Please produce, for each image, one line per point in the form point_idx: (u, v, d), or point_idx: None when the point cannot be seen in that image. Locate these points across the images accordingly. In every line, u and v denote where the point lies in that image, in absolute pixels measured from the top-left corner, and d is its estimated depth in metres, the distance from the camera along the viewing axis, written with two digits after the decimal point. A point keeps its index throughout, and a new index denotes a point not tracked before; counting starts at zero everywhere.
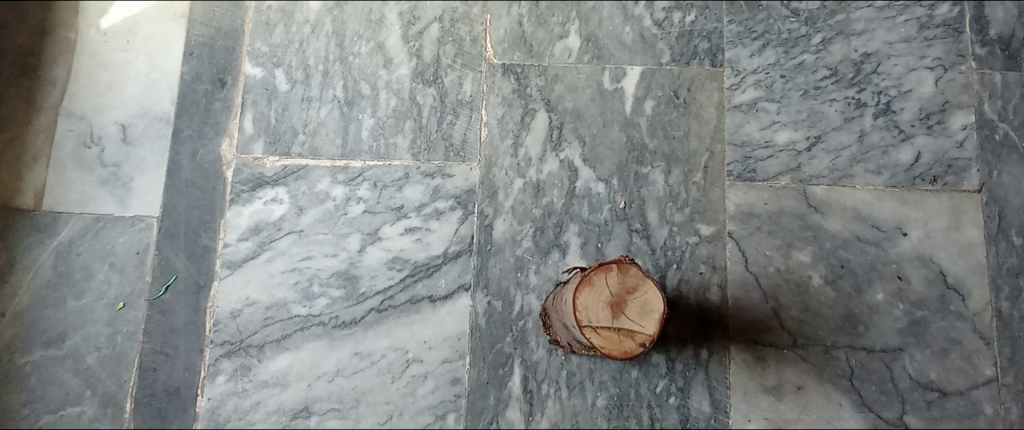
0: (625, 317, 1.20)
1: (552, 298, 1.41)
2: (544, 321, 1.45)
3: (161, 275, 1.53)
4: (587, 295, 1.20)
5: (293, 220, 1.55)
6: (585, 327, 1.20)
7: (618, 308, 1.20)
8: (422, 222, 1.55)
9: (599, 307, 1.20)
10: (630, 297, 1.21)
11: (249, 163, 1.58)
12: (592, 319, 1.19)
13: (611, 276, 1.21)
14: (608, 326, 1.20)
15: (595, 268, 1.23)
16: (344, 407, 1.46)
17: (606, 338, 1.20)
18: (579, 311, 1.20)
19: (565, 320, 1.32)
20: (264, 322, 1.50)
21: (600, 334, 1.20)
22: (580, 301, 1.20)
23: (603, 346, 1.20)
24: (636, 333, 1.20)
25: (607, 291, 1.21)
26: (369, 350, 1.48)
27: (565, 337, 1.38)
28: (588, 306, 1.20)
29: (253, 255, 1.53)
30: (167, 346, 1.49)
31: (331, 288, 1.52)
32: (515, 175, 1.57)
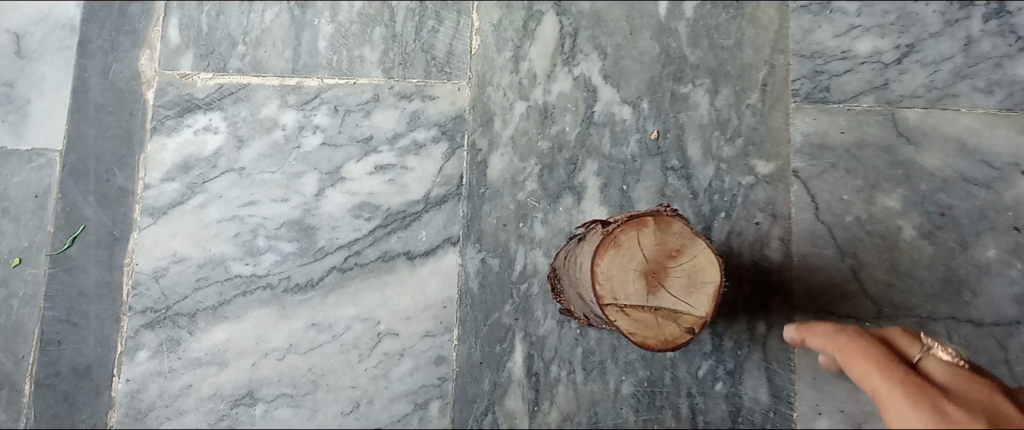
0: (664, 291, 0.87)
1: (562, 259, 1.08)
2: (552, 284, 1.13)
3: (64, 226, 1.20)
4: (611, 261, 0.87)
5: (232, 155, 1.22)
6: (607, 305, 0.88)
7: (656, 280, 0.87)
8: (396, 158, 1.21)
9: (629, 277, 0.87)
10: (671, 263, 0.87)
11: (174, 81, 1.24)
12: (617, 294, 0.87)
13: (646, 233, 0.88)
14: (639, 303, 0.87)
15: (622, 222, 0.89)
16: (297, 393, 1.14)
17: (637, 322, 0.87)
18: (598, 282, 0.87)
19: (582, 290, 0.99)
20: (195, 285, 1.18)
21: (631, 315, 0.87)
22: (602, 269, 0.87)
23: (632, 332, 0.88)
24: (680, 314, 0.87)
25: (638, 255, 0.87)
26: (329, 321, 1.16)
27: (582, 309, 1.05)
28: (612, 277, 0.87)
29: (181, 200, 1.21)
30: (74, 314, 1.17)
31: (280, 241, 1.19)
32: (515, 97, 1.22)
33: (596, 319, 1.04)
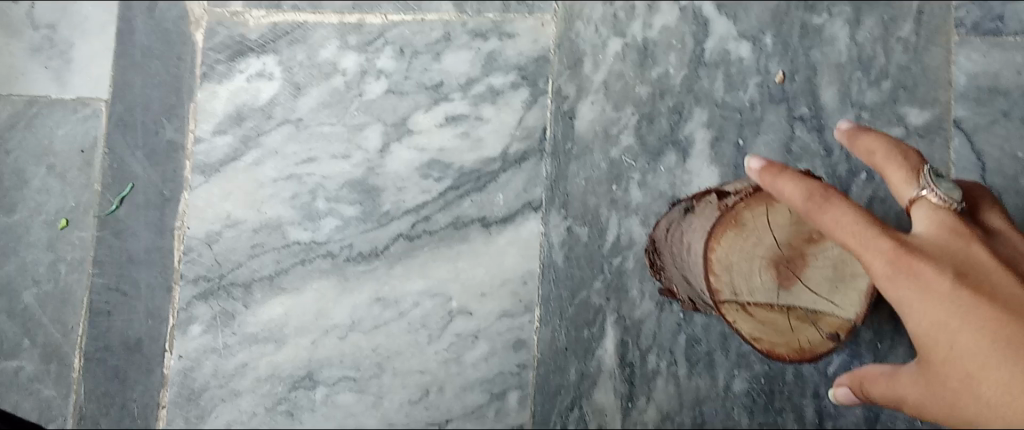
0: (797, 286, 0.76)
1: (663, 228, 0.90)
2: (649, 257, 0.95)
3: (112, 184, 1.10)
4: (731, 247, 0.76)
5: (288, 104, 1.08)
6: (725, 301, 0.77)
7: (788, 272, 0.76)
8: (469, 108, 1.05)
9: (754, 268, 0.76)
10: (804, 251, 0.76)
11: (225, 20, 1.11)
12: (739, 288, 0.76)
13: (777, 213, 0.76)
14: (766, 300, 0.76)
15: (744, 198, 0.77)
16: (361, 377, 1.01)
17: (763, 323, 0.77)
18: (715, 273, 0.76)
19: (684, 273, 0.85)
20: (251, 252, 1.06)
21: (755, 314, 0.77)
22: (720, 257, 0.76)
23: (757, 336, 0.77)
24: (816, 314, 0.77)
25: (767, 240, 0.76)
26: (395, 296, 1.02)
27: (686, 292, 0.88)
28: (733, 268, 0.76)
29: (235, 156, 1.09)
30: (124, 282, 1.07)
31: (341, 203, 1.06)
32: (609, 33, 1.04)
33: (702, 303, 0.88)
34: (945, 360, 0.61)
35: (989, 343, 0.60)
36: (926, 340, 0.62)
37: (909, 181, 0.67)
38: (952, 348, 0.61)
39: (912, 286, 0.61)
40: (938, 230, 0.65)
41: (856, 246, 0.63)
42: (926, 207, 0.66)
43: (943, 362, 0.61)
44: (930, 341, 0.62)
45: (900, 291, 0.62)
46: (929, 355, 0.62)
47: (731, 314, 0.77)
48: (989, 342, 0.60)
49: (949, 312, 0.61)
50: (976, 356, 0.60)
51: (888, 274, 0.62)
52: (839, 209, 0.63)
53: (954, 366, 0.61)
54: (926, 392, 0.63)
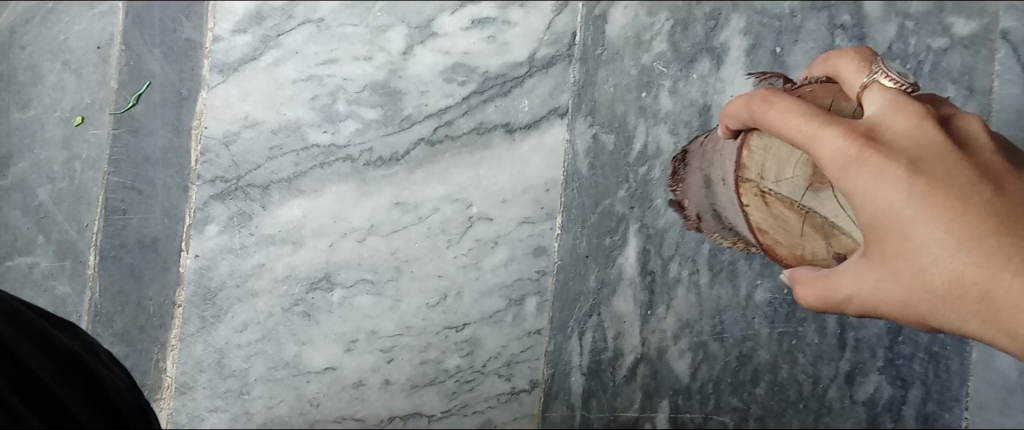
0: (825, 196, 0.64)
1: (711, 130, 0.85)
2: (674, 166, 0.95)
3: (128, 81, 1.07)
4: None
5: (310, 4, 1.05)
6: (748, 180, 0.69)
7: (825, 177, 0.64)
8: (497, 11, 1.02)
9: (792, 157, 0.65)
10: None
11: None
12: (767, 171, 0.67)
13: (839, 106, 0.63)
14: (787, 196, 0.66)
15: (819, 84, 0.67)
16: (379, 280, 1.01)
17: (774, 215, 0.68)
18: (750, 148, 0.69)
19: (718, 168, 0.77)
20: (269, 154, 1.04)
21: (769, 205, 0.68)
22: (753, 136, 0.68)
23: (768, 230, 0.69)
24: (834, 230, 0.64)
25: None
26: (416, 200, 1.01)
27: (698, 200, 0.88)
28: (770, 149, 0.67)
29: (254, 55, 1.06)
30: (140, 181, 1.05)
31: (362, 107, 1.03)
32: None
33: (722, 210, 0.82)
34: (899, 248, 0.54)
35: (945, 231, 0.52)
36: (874, 224, 0.55)
37: (864, 74, 0.61)
38: (907, 236, 0.53)
39: (858, 169, 0.54)
40: (892, 106, 0.57)
41: (797, 136, 0.58)
42: (879, 90, 0.59)
43: (898, 254, 0.54)
44: (880, 228, 0.54)
45: (851, 180, 0.55)
46: (884, 250, 0.55)
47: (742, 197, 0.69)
48: (944, 223, 0.52)
49: (891, 192, 0.53)
50: (930, 240, 0.52)
51: (834, 155, 0.56)
52: (780, 105, 0.60)
53: (909, 254, 0.53)
54: (888, 287, 0.55)
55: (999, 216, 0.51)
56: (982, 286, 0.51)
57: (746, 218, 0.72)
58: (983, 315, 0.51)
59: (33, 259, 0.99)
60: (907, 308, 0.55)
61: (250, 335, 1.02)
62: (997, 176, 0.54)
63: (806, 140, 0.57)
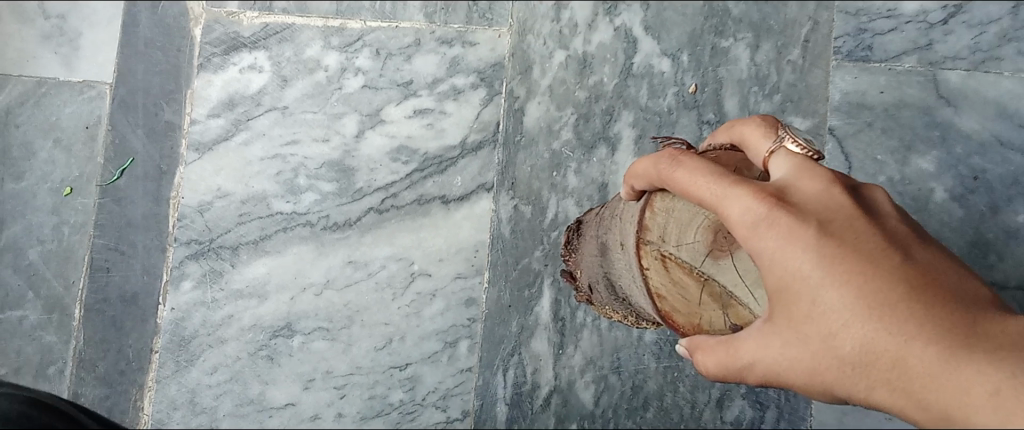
0: (726, 265, 0.62)
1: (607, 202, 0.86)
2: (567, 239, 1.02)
3: (114, 157, 1.24)
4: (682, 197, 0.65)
5: (276, 94, 1.24)
6: (648, 242, 0.65)
7: (724, 244, 0.62)
8: (435, 103, 1.24)
9: (695, 222, 0.64)
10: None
11: (222, 19, 1.27)
12: (668, 234, 0.64)
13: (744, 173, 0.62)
14: (688, 261, 0.63)
15: (721, 151, 0.66)
16: (333, 327, 1.19)
17: (674, 282, 0.64)
18: (653, 209, 0.66)
19: (617, 235, 0.77)
20: (238, 220, 1.22)
21: (671, 272, 0.64)
22: (658, 197, 0.66)
23: (662, 294, 0.65)
24: (732, 300, 0.62)
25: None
26: (365, 259, 1.20)
27: (589, 267, 0.93)
28: (674, 213, 0.65)
29: (226, 136, 1.24)
30: (123, 243, 1.22)
31: (321, 181, 1.22)
32: (554, 46, 1.24)
33: (619, 278, 0.81)
34: (805, 313, 0.52)
35: (855, 297, 0.50)
36: (782, 288, 0.52)
37: (770, 140, 0.59)
38: (815, 300, 0.51)
39: (767, 229, 0.52)
40: (798, 170, 0.56)
41: (705, 197, 0.56)
42: (784, 154, 0.58)
43: (806, 316, 0.52)
44: (787, 292, 0.52)
45: (761, 240, 0.52)
46: (791, 311, 0.53)
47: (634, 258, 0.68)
48: (854, 286, 0.50)
49: (797, 253, 0.51)
50: (839, 306, 0.50)
51: (742, 215, 0.53)
52: (688, 163, 0.58)
53: (817, 318, 0.51)
54: (794, 352, 0.53)
55: (908, 282, 0.50)
56: (892, 353, 0.49)
57: (640, 282, 0.69)
58: (889, 384, 0.50)
59: (23, 311, 1.18)
60: (813, 371, 0.53)
61: (219, 376, 1.18)
62: (904, 245, 0.52)
63: (715, 202, 0.55)
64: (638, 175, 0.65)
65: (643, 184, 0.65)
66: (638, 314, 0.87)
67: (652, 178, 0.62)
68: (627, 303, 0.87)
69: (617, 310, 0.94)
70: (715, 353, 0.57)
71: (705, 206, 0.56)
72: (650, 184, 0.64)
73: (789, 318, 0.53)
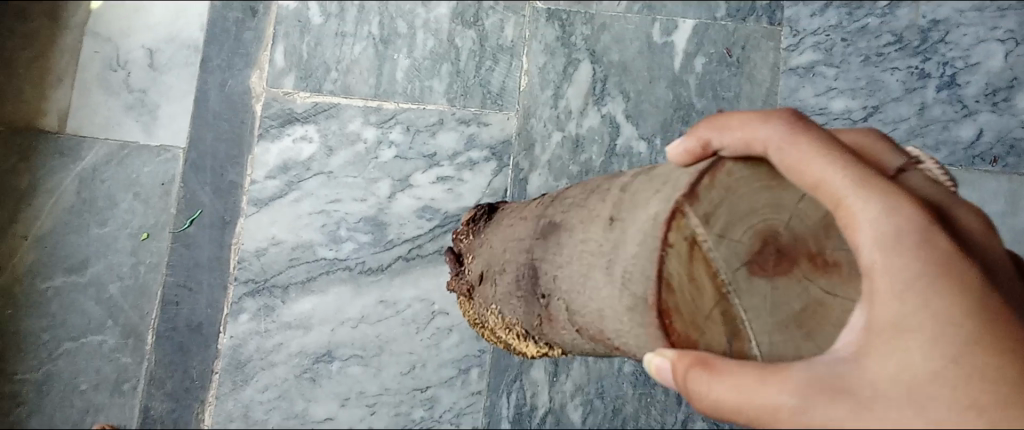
0: (758, 289, 0.56)
1: (562, 194, 0.93)
2: (461, 229, 1.26)
3: (185, 209, 1.49)
4: (751, 182, 0.58)
5: (323, 161, 1.50)
6: (684, 218, 0.58)
7: (765, 265, 0.56)
8: (454, 171, 1.51)
9: (751, 220, 0.57)
10: (803, 252, 0.56)
11: (279, 98, 1.53)
12: (716, 219, 0.57)
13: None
14: (716, 262, 0.56)
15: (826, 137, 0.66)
16: (366, 354, 1.43)
17: (692, 276, 0.58)
18: (711, 179, 0.59)
19: (576, 222, 0.82)
20: (289, 263, 1.46)
21: (693, 258, 0.57)
22: (729, 166, 0.60)
23: (670, 285, 0.59)
24: (743, 332, 0.57)
25: (786, 212, 0.57)
26: (394, 298, 1.45)
27: (510, 256, 0.98)
28: (732, 195, 0.58)
29: (280, 194, 1.49)
30: (190, 280, 1.46)
31: (358, 233, 1.48)
32: (553, 128, 1.53)
33: (552, 268, 0.85)
34: (910, 353, 0.53)
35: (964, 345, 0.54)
36: (893, 329, 0.53)
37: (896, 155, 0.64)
38: (931, 336, 0.53)
39: (908, 252, 0.53)
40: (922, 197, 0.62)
41: (836, 184, 0.55)
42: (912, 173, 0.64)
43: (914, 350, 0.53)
44: (906, 325, 0.53)
45: (904, 261, 0.53)
46: (896, 346, 0.53)
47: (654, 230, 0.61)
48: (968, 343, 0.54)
49: (933, 289, 0.53)
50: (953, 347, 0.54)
51: (885, 227, 0.54)
52: (816, 147, 0.57)
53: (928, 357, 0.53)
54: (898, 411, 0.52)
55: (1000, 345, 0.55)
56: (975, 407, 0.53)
57: (627, 261, 0.66)
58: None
59: (103, 336, 1.44)
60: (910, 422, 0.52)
61: (269, 393, 1.42)
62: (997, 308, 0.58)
63: (845, 195, 0.55)
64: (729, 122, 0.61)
65: (732, 148, 0.59)
66: (545, 317, 0.92)
67: (759, 143, 0.58)
68: (542, 302, 0.92)
69: (523, 321, 1.00)
70: (739, 377, 0.54)
71: (833, 197, 0.55)
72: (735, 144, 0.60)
73: (893, 351, 0.53)
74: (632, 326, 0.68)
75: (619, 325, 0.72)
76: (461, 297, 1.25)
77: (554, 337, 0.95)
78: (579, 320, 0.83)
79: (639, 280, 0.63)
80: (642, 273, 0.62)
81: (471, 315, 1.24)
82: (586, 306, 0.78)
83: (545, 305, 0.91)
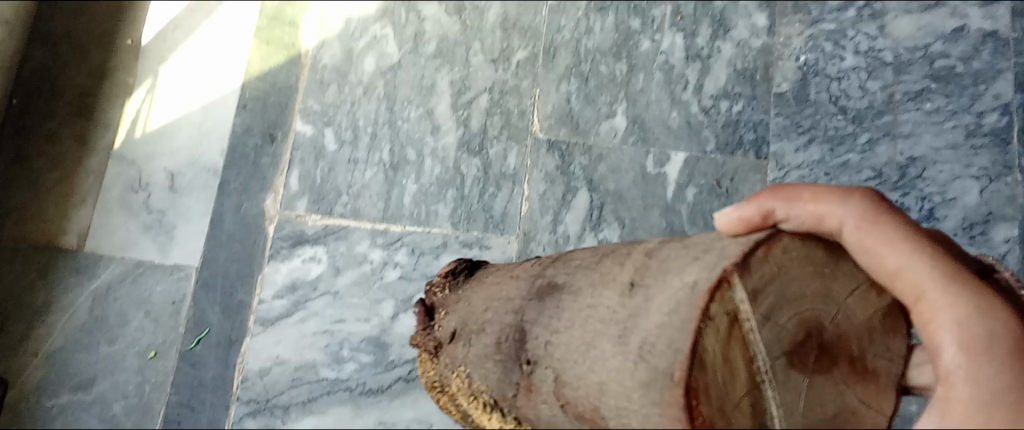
0: (793, 378, 0.64)
1: (561, 262, 0.95)
2: (437, 281, 1.20)
3: (193, 328, 1.55)
4: (796, 264, 0.66)
5: (330, 281, 1.57)
6: (728, 293, 0.64)
7: (804, 356, 0.65)
8: None
9: (795, 304, 0.65)
10: (837, 350, 0.66)
11: (291, 220, 1.60)
12: (768, 299, 0.64)
13: (865, 291, 0.69)
14: (758, 344, 0.63)
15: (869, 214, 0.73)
16: None
17: (727, 358, 0.63)
18: (765, 253, 0.66)
19: (580, 288, 0.85)
20: (291, 383, 1.52)
21: (732, 335, 0.64)
22: (785, 243, 0.67)
23: (705, 354, 0.63)
24: (768, 416, 0.64)
25: (831, 304, 0.67)
26: (392, 419, 1.52)
27: (491, 317, 0.97)
28: (778, 277, 0.65)
29: (286, 314, 1.55)
30: (194, 400, 1.51)
31: (360, 353, 1.54)
32: (551, 252, 1.61)
33: (547, 330, 0.86)
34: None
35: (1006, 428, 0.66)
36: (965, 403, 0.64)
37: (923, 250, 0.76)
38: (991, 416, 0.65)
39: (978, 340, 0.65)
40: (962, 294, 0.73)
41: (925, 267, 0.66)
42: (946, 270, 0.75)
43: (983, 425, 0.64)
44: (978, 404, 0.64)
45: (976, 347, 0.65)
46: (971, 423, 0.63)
47: (692, 297, 0.66)
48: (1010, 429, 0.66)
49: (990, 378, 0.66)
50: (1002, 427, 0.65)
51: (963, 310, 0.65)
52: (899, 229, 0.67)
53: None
54: None
55: None
56: None
57: (651, 330, 0.69)
58: None
59: None
60: None
61: None
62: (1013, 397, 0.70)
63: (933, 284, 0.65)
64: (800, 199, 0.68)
65: (802, 219, 0.67)
66: (524, 387, 0.89)
67: (832, 218, 0.66)
68: (524, 369, 0.89)
69: (495, 393, 0.95)
70: None
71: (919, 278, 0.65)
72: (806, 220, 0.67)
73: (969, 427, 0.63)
74: (642, 406, 0.69)
75: (622, 394, 0.72)
76: (422, 353, 1.12)
77: (527, 412, 0.90)
78: (567, 389, 0.81)
79: (663, 352, 0.66)
80: (671, 342, 0.66)
81: (429, 376, 1.11)
82: (582, 371, 0.78)
83: (527, 371, 0.89)
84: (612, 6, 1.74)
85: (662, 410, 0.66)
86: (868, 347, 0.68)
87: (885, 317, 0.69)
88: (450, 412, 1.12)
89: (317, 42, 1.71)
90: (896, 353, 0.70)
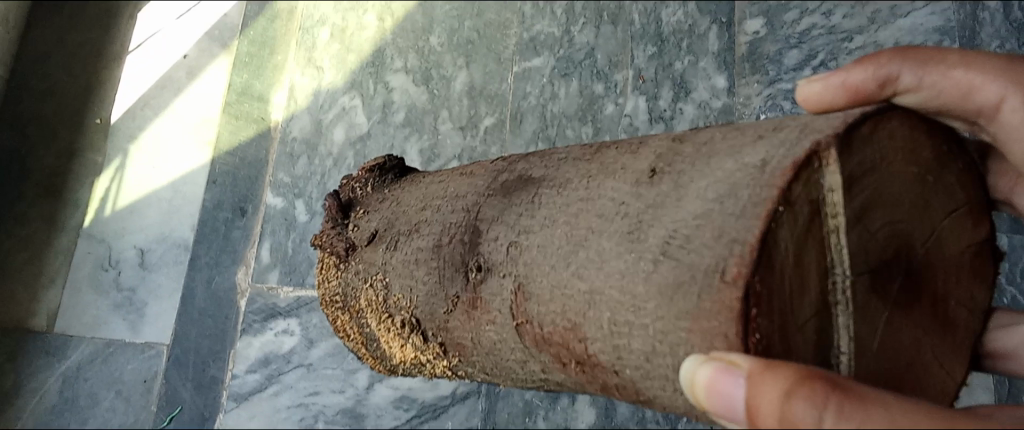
0: (873, 305, 0.59)
1: (523, 157, 0.92)
2: (359, 175, 1.17)
3: (165, 406, 1.54)
4: (899, 160, 0.61)
5: (303, 353, 1.56)
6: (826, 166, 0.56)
7: (886, 277, 0.60)
8: None
9: (894, 203, 0.60)
10: (923, 278, 0.64)
11: (263, 292, 1.61)
12: (873, 197, 0.58)
13: (955, 218, 0.66)
14: (853, 248, 0.57)
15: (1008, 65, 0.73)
16: None
17: (800, 261, 0.55)
18: (870, 131, 0.59)
19: (564, 182, 0.79)
20: None
21: (811, 232, 0.55)
22: (893, 126, 0.60)
23: (786, 249, 0.54)
24: (840, 336, 0.58)
25: (924, 220, 0.63)
26: None
27: (434, 222, 0.95)
28: (877, 168, 0.59)
29: (260, 388, 1.54)
30: None
31: (336, 425, 1.52)
32: None
33: (513, 230, 0.81)
34: None
35: None
36: None
37: None
38: None
39: None
40: None
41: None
42: None
43: None
44: None
45: None
46: None
47: (757, 180, 0.57)
48: None
49: None
50: None
51: None
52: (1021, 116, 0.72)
53: None
54: None
55: None
56: None
57: (687, 221, 0.61)
58: None
59: None
60: None
61: None
62: None
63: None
64: (939, 65, 0.70)
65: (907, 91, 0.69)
66: (464, 301, 0.86)
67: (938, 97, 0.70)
68: (468, 277, 0.86)
69: (421, 311, 0.94)
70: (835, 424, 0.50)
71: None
72: (947, 86, 0.70)
73: None
74: (658, 315, 0.62)
75: (626, 302, 0.65)
76: (326, 256, 1.13)
77: (459, 335, 0.89)
78: (530, 307, 0.76)
79: (706, 244, 0.58)
80: (721, 234, 0.57)
81: (330, 287, 1.12)
82: (561, 279, 0.72)
83: (474, 279, 0.85)
84: (575, 72, 1.76)
85: (694, 321, 0.58)
86: (953, 285, 0.67)
87: (973, 255, 0.69)
88: (343, 333, 1.15)
89: (285, 114, 1.75)
90: (974, 303, 0.70)
